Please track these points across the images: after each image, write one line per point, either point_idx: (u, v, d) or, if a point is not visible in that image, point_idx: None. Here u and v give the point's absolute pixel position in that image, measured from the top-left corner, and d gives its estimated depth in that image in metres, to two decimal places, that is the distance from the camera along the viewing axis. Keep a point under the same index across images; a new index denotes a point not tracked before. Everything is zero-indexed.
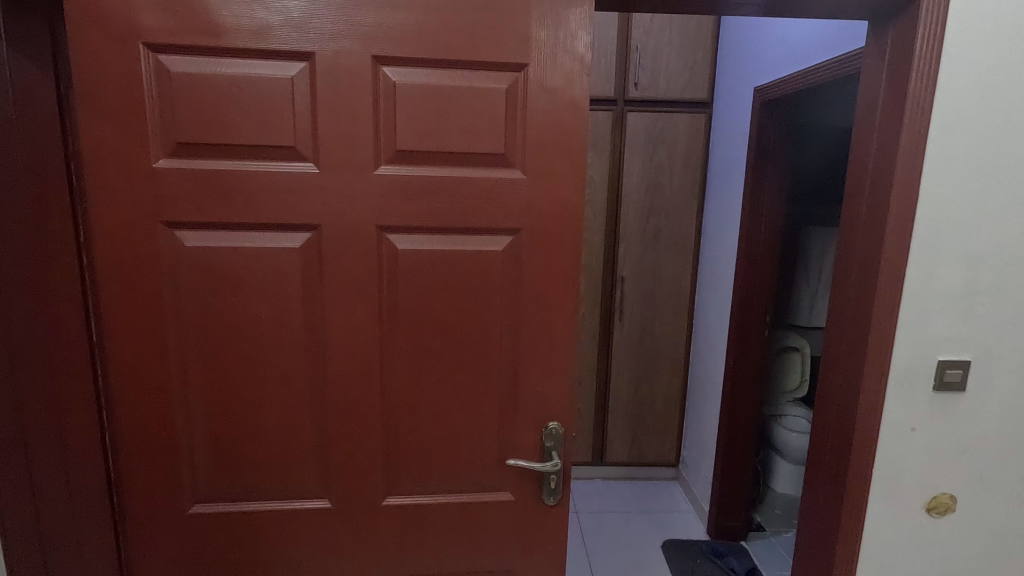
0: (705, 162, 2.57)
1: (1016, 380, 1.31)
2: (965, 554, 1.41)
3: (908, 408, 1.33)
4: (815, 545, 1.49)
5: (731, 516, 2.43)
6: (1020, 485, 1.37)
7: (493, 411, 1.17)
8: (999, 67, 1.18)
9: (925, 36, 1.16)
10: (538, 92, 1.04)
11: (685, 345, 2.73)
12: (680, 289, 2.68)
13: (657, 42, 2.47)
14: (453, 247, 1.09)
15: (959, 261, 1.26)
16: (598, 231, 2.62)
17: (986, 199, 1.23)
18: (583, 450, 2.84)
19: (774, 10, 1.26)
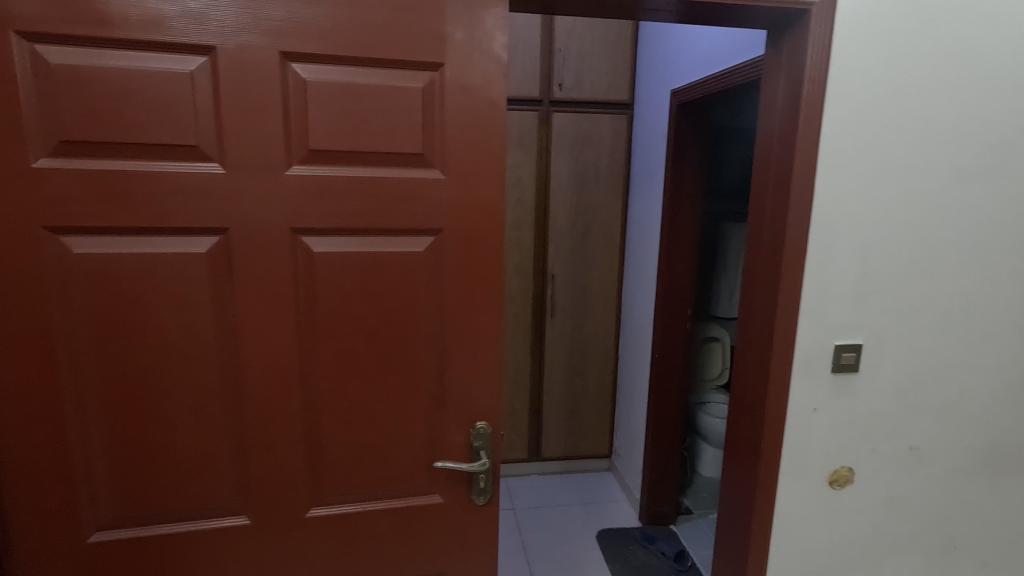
0: (628, 161, 2.66)
1: (902, 360, 1.44)
2: (864, 521, 1.54)
3: (811, 390, 1.43)
4: (733, 523, 1.58)
5: (661, 502, 2.53)
6: (907, 455, 1.51)
7: (420, 413, 1.15)
8: (880, 74, 1.29)
9: (816, 46, 1.25)
10: (455, 91, 1.03)
11: (615, 339, 2.82)
12: (609, 285, 2.75)
13: (579, 44, 2.53)
14: (373, 248, 1.07)
15: (850, 253, 1.37)
16: (528, 229, 2.65)
17: (872, 196, 1.35)
18: (520, 447, 2.86)
19: (684, 17, 1.32)
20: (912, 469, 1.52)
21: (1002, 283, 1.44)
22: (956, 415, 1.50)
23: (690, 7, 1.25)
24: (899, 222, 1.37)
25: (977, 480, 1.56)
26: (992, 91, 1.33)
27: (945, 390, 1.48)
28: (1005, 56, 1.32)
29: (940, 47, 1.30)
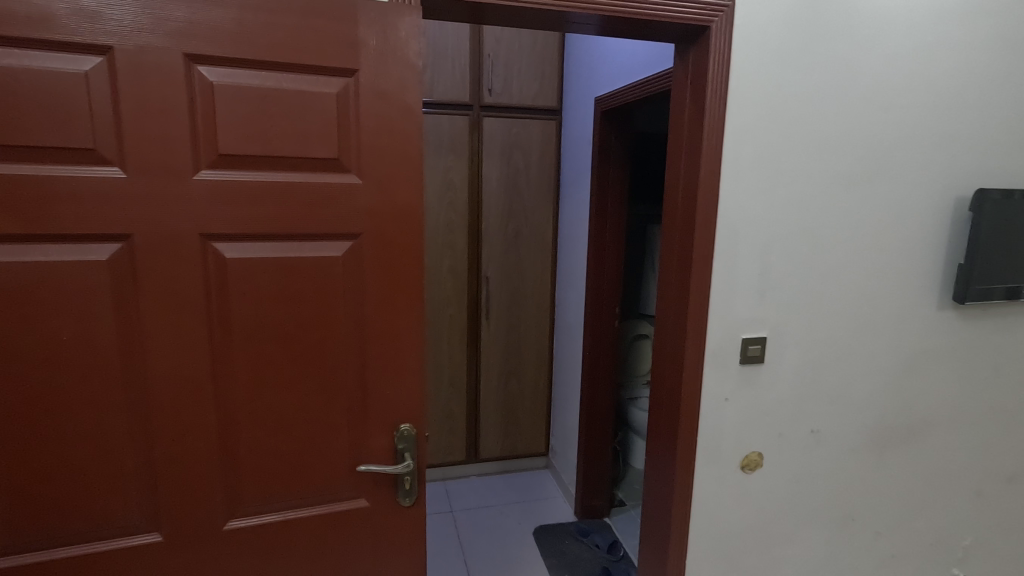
0: (558, 166, 2.73)
1: (802, 351, 1.57)
2: (773, 501, 1.66)
3: (721, 381, 1.53)
4: (655, 510, 1.66)
5: (596, 496, 2.61)
6: (808, 438, 1.64)
7: (342, 417, 1.15)
8: (774, 89, 1.40)
9: (716, 60, 1.35)
10: (370, 97, 1.04)
11: (549, 339, 2.88)
12: (542, 287, 2.82)
13: (508, 51, 2.58)
14: (289, 253, 1.06)
15: (753, 252, 1.48)
16: (461, 232, 2.67)
17: (770, 200, 1.46)
18: (457, 449, 2.87)
19: (597, 29, 1.39)
20: (814, 450, 1.66)
21: (885, 278, 1.59)
22: (849, 399, 1.65)
23: (602, 19, 1.31)
24: (795, 224, 1.49)
25: (868, 457, 1.71)
26: (871, 104, 1.48)
27: (839, 377, 1.62)
28: (881, 73, 1.46)
29: (826, 63, 1.42)
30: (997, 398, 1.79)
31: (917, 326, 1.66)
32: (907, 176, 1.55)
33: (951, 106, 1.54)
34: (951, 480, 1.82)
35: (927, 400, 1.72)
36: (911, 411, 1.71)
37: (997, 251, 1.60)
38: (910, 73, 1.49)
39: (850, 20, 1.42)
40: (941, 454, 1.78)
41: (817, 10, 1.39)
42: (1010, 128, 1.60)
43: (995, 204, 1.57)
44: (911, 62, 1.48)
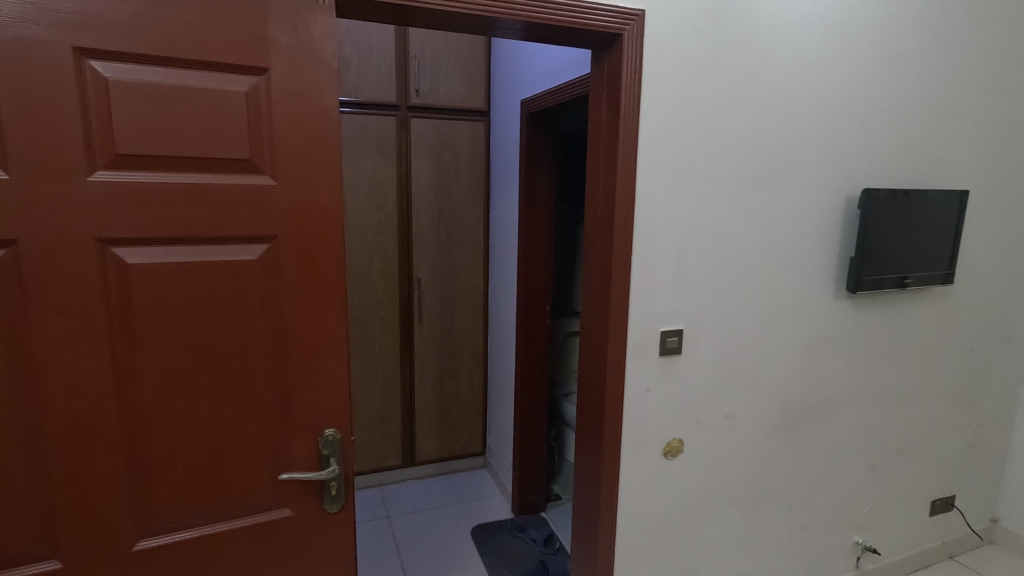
0: (488, 167, 2.75)
1: (716, 342, 1.67)
2: (694, 485, 1.75)
3: (643, 372, 1.60)
4: (586, 500, 1.71)
5: (532, 491, 2.65)
6: (724, 422, 1.75)
7: (262, 425, 1.12)
8: (683, 95, 1.48)
9: (630, 67, 1.41)
10: (282, 96, 1.02)
11: (483, 340, 2.90)
12: (475, 287, 2.83)
13: (435, 52, 2.58)
14: (198, 258, 1.02)
15: (668, 250, 1.56)
16: (391, 234, 2.64)
17: (683, 200, 1.55)
18: (393, 454, 2.83)
19: (517, 34, 1.42)
20: (729, 435, 1.77)
21: (787, 272, 1.73)
22: (759, 385, 1.77)
23: (522, 25, 1.35)
24: (706, 222, 1.59)
25: (777, 438, 1.84)
26: (771, 110, 1.59)
27: (749, 365, 1.74)
28: (779, 82, 1.58)
29: (730, 72, 1.52)
30: (887, 378, 1.98)
31: (816, 315, 1.80)
32: (803, 177, 1.68)
33: (840, 113, 1.68)
34: (851, 454, 1.99)
35: (828, 382, 1.88)
36: (813, 393, 1.86)
37: (882, 246, 1.77)
38: (804, 83, 1.62)
39: (751, 32, 1.52)
40: (841, 431, 1.95)
41: (721, 22, 1.49)
42: (890, 133, 1.77)
43: (880, 203, 1.73)
44: (805, 72, 1.61)
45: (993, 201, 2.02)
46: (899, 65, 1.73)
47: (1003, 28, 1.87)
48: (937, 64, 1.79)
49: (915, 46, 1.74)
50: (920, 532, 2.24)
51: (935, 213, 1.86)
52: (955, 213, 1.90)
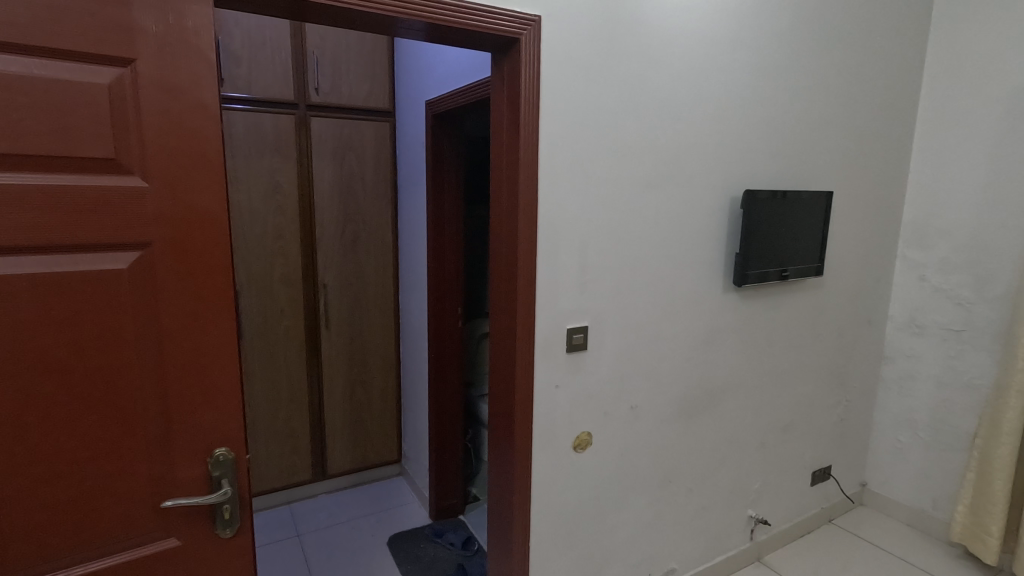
0: (395, 168, 2.70)
1: (618, 337, 1.75)
2: (603, 475, 1.82)
3: (551, 370, 1.64)
4: (500, 499, 1.73)
5: (449, 495, 2.63)
6: (629, 413, 1.83)
7: (139, 449, 1.02)
8: (579, 100, 1.54)
9: (528, 70, 1.44)
10: (153, 90, 0.94)
11: (395, 345, 2.84)
12: (385, 291, 2.77)
13: (334, 48, 2.48)
14: (56, 267, 0.92)
15: (571, 249, 1.61)
16: (293, 239, 2.51)
17: (584, 201, 1.60)
18: (302, 469, 2.70)
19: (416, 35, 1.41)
20: (634, 424, 1.85)
21: (681, 268, 1.84)
22: (660, 376, 1.87)
23: (423, 26, 1.34)
24: (605, 222, 1.65)
25: (678, 424, 1.96)
26: (662, 115, 1.69)
27: (650, 357, 1.83)
28: (669, 89, 1.68)
29: (623, 78, 1.60)
30: (771, 363, 2.16)
31: (709, 307, 1.94)
32: (692, 179, 1.80)
33: (723, 119, 1.82)
34: (743, 435, 2.16)
35: (721, 370, 2.02)
36: (708, 380, 2.00)
37: (763, 241, 1.94)
38: (690, 91, 1.73)
39: (640, 41, 1.61)
40: (733, 414, 2.10)
41: (613, 31, 1.55)
42: (766, 139, 1.94)
43: (760, 202, 1.89)
44: (691, 81, 1.72)
45: (853, 200, 2.28)
46: (771, 78, 1.90)
47: (855, 47, 2.11)
48: (803, 77, 1.99)
49: (784, 60, 1.92)
50: (803, 501, 2.48)
51: (806, 212, 2.05)
52: (823, 211, 2.11)
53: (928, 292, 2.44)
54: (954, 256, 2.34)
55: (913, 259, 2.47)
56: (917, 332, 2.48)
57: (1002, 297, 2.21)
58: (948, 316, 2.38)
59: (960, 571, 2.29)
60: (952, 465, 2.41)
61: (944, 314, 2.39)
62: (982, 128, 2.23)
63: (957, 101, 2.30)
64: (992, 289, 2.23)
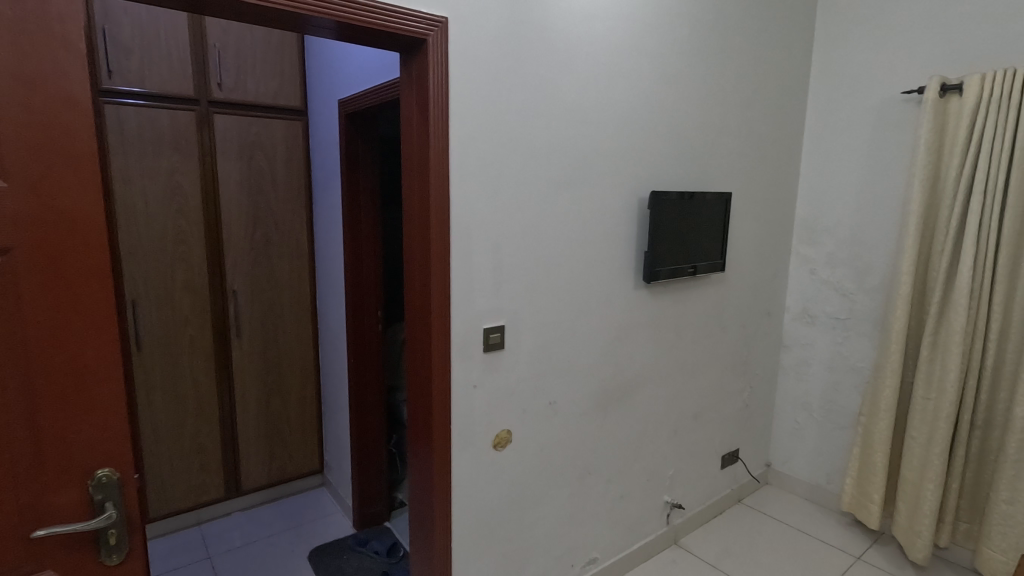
0: (308, 168, 2.61)
1: (534, 335, 1.78)
2: (524, 471, 1.85)
3: (468, 369, 1.65)
4: (419, 503, 1.72)
5: (374, 503, 2.57)
6: (548, 409, 1.87)
7: (5, 475, 0.94)
8: (489, 102, 1.56)
9: (436, 71, 1.44)
10: (9, 81, 0.86)
11: (313, 351, 2.75)
12: (300, 296, 2.67)
13: (238, 43, 2.37)
14: None
15: (485, 250, 1.62)
16: (196, 243, 2.37)
17: (497, 202, 1.62)
18: (212, 487, 2.55)
19: (324, 32, 1.37)
20: (553, 419, 1.89)
21: (593, 266, 1.90)
22: (576, 371, 1.93)
23: (331, 24, 1.31)
24: (519, 222, 1.68)
25: (595, 417, 2.02)
26: (571, 119, 1.74)
27: (566, 353, 1.88)
28: (576, 94, 1.74)
29: (531, 81, 1.63)
30: (681, 354, 2.28)
31: (620, 303, 2.02)
32: (602, 181, 1.87)
33: (629, 124, 1.90)
34: (656, 425, 2.26)
35: (634, 363, 2.11)
36: (622, 374, 2.08)
37: (668, 240, 2.04)
38: (596, 96, 1.80)
39: (547, 46, 1.65)
40: (647, 404, 2.20)
41: (520, 36, 1.59)
42: (669, 143, 2.05)
43: (665, 203, 1.99)
44: (597, 87, 1.79)
45: (750, 201, 2.45)
46: (673, 85, 2.01)
47: (748, 58, 2.27)
48: (702, 86, 2.11)
49: (684, 69, 2.03)
50: (714, 483, 2.63)
51: (709, 211, 2.18)
52: (724, 211, 2.25)
53: (818, 285, 2.66)
54: (838, 251, 2.58)
55: (805, 254, 2.69)
56: (809, 321, 2.71)
57: (878, 287, 2.45)
58: (835, 306, 2.61)
59: (849, 537, 2.52)
60: (841, 441, 2.65)
61: (832, 304, 2.62)
62: (858, 135, 2.47)
63: (837, 111, 2.53)
64: (870, 280, 2.47)
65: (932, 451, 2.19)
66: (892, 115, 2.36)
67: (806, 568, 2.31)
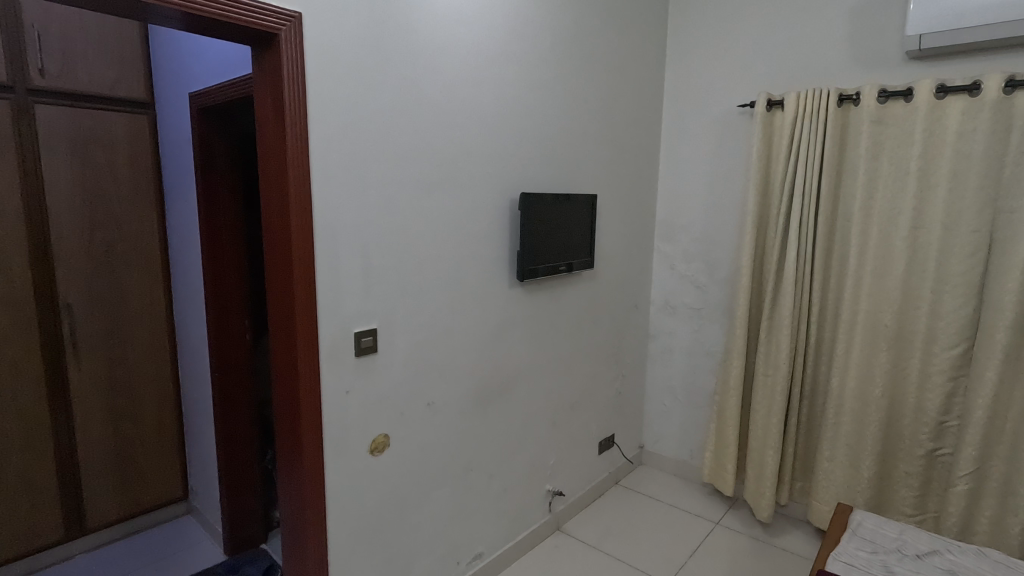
0: (157, 168, 2.38)
1: (409, 337, 1.78)
2: (403, 474, 1.83)
3: (339, 375, 1.60)
4: (291, 518, 1.64)
5: (246, 525, 2.41)
6: (426, 410, 1.88)
7: None
8: (351, 101, 1.52)
9: (290, 66, 1.38)
10: None
11: (171, 368, 2.51)
12: (153, 308, 2.43)
13: (64, 25, 2.10)
14: None
15: (353, 252, 1.59)
16: (17, 251, 2.06)
17: (364, 203, 1.59)
18: (49, 529, 2.24)
19: (172, 24, 1.27)
20: (431, 420, 1.90)
21: (467, 266, 1.94)
22: (454, 370, 1.95)
23: (178, 14, 1.21)
24: (388, 223, 1.67)
25: (475, 414, 2.06)
26: (438, 120, 1.76)
27: (442, 353, 1.90)
28: (443, 96, 1.77)
29: (395, 83, 1.63)
30: (556, 348, 2.40)
31: (495, 302, 2.07)
32: (473, 182, 1.91)
33: (497, 128, 1.97)
34: (536, 417, 2.35)
35: (511, 359, 2.18)
36: (501, 369, 2.14)
37: (540, 239, 2.14)
38: (463, 99, 1.83)
39: (410, 47, 1.65)
40: (526, 398, 2.28)
41: (382, 36, 1.57)
42: (537, 147, 2.14)
43: (535, 204, 2.08)
44: (464, 90, 1.83)
45: (616, 202, 2.63)
46: (538, 91, 2.11)
47: (608, 69, 2.44)
48: (566, 93, 2.24)
49: (548, 77, 2.14)
50: (592, 469, 2.79)
51: (577, 212, 2.32)
52: (591, 212, 2.40)
53: (677, 278, 2.92)
54: (692, 248, 2.85)
55: (665, 251, 2.95)
56: (671, 312, 2.96)
57: (725, 279, 2.75)
58: (691, 298, 2.88)
59: (709, 505, 2.79)
60: (700, 419, 2.93)
61: (688, 296, 2.89)
62: (704, 143, 2.75)
63: (686, 121, 2.80)
64: (719, 273, 2.76)
65: (771, 421, 2.49)
66: (731, 126, 2.66)
67: (673, 538, 2.53)
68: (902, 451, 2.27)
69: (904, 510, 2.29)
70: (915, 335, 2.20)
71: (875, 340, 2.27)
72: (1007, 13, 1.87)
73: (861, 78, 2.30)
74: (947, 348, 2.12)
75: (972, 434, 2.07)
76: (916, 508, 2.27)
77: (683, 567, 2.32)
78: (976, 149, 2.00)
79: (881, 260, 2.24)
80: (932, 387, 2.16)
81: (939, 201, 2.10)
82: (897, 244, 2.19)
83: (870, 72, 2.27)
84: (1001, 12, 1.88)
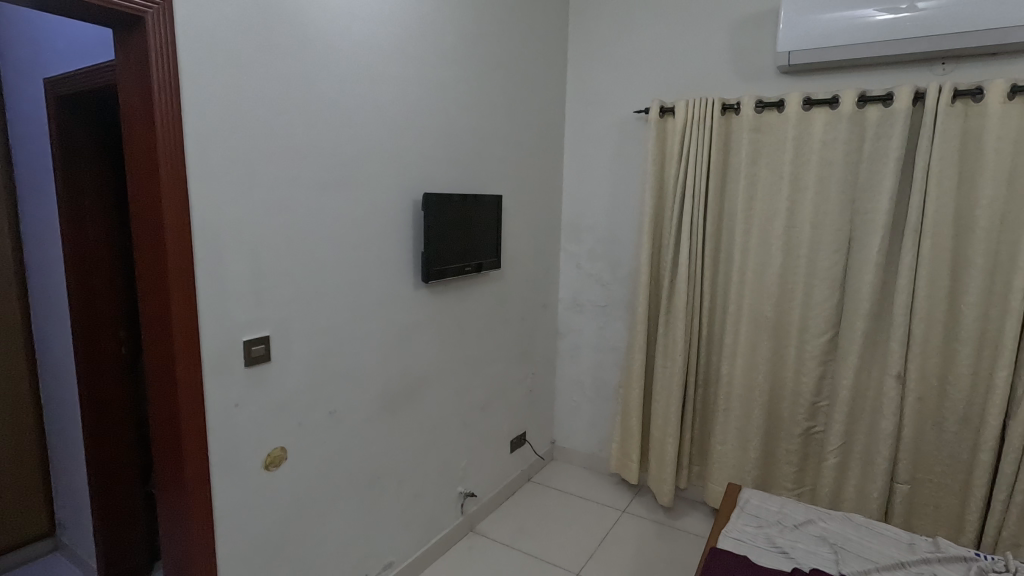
0: (8, 162, 2.10)
1: (306, 344, 1.69)
2: (303, 488, 1.74)
3: (227, 387, 1.50)
4: (173, 545, 1.51)
5: (126, 558, 2.19)
6: (328, 419, 1.80)
7: None
8: (232, 94, 1.42)
9: (160, 53, 1.27)
10: None
11: (31, 388, 2.22)
12: (6, 321, 2.14)
13: None
14: None
15: (240, 255, 1.48)
16: None
17: (251, 202, 1.49)
18: None
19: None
20: (333, 429, 1.82)
21: (369, 267, 1.88)
22: (356, 375, 1.88)
23: None
24: (279, 224, 1.57)
25: (380, 421, 2.00)
26: (333, 116, 1.69)
27: (343, 359, 1.83)
28: (338, 91, 1.70)
29: (284, 76, 1.54)
30: (465, 349, 2.39)
31: (400, 304, 2.03)
32: (372, 181, 1.86)
33: (397, 126, 1.92)
34: (445, 419, 2.33)
35: (418, 362, 2.14)
36: (407, 373, 2.09)
37: (444, 240, 2.11)
38: (360, 96, 1.77)
39: (300, 38, 1.57)
40: (434, 401, 2.25)
41: (267, 25, 1.48)
42: (440, 147, 2.13)
43: (438, 204, 2.05)
44: (361, 86, 1.78)
45: (522, 203, 2.67)
46: (439, 90, 2.09)
47: (511, 70, 2.47)
48: (469, 92, 2.24)
49: (450, 76, 2.13)
50: (505, 468, 2.81)
51: (483, 212, 2.32)
52: (497, 212, 2.41)
53: (583, 277, 3.02)
54: (596, 247, 2.95)
55: (571, 251, 3.03)
56: (578, 309, 3.06)
57: (627, 277, 2.88)
58: (596, 295, 2.98)
59: (616, 495, 2.91)
60: (607, 412, 3.04)
61: (593, 294, 2.99)
62: (605, 147, 2.86)
63: (588, 124, 2.90)
64: (621, 271, 2.88)
65: (670, 410, 2.64)
66: (629, 131, 2.78)
67: (583, 529, 2.60)
68: (783, 431, 2.48)
69: (786, 485, 2.50)
70: (791, 325, 2.41)
71: (758, 330, 2.47)
72: (859, 35, 2.10)
73: (741, 89, 2.49)
74: (817, 335, 2.34)
75: (839, 412, 2.31)
76: (795, 483, 2.49)
77: (593, 556, 2.40)
78: (837, 157, 2.24)
79: (761, 257, 2.44)
80: (806, 371, 2.38)
81: (808, 203, 2.31)
82: (774, 242, 2.39)
83: (748, 83, 2.47)
84: (854, 34, 2.11)
